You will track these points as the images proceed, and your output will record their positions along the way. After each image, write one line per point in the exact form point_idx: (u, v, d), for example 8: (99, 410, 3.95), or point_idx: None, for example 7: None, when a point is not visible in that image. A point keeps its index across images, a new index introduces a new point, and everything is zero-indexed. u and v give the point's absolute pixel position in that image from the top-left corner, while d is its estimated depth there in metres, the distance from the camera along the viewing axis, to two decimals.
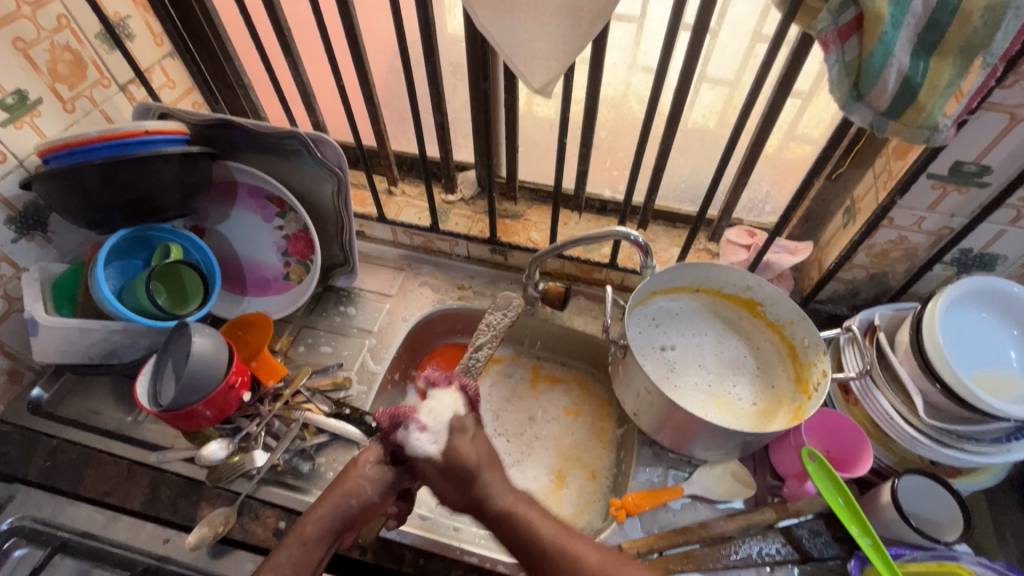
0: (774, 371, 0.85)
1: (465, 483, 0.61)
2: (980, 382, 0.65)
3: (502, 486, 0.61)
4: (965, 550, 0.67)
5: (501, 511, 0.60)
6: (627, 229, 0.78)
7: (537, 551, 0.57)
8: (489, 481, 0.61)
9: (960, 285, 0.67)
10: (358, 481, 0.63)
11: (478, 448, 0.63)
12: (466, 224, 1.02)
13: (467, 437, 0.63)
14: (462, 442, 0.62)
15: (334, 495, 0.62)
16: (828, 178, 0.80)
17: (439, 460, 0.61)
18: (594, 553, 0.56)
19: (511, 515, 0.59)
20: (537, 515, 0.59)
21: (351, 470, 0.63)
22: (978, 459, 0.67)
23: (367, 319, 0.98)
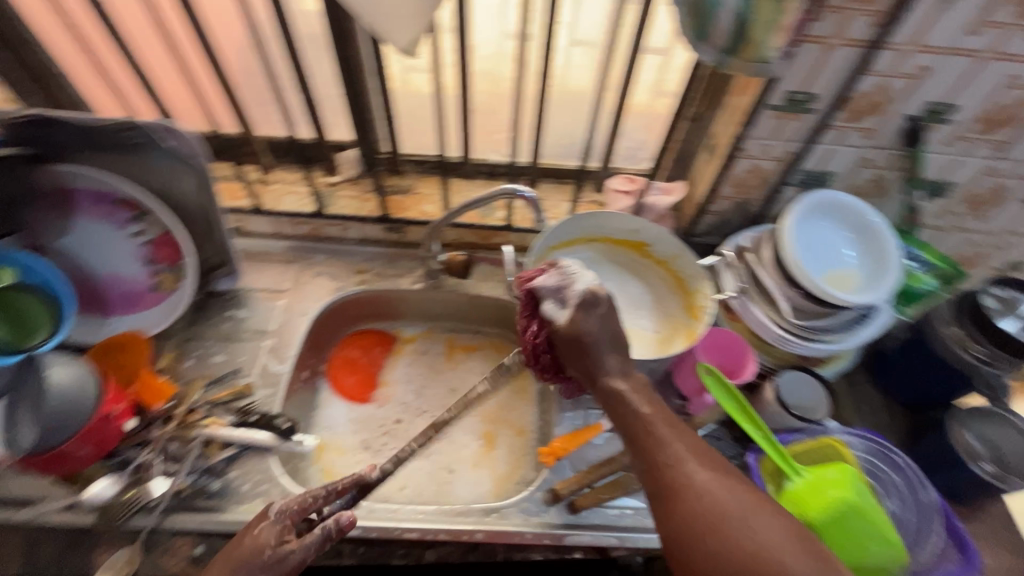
0: (667, 303, 0.93)
1: (615, 344, 0.64)
2: (828, 280, 0.75)
3: (612, 375, 0.63)
4: (834, 426, 0.78)
5: (639, 415, 0.59)
6: (516, 186, 0.80)
7: (710, 519, 0.52)
8: (598, 367, 0.63)
9: (804, 199, 0.76)
10: (245, 557, 0.58)
11: (608, 326, 0.64)
12: (355, 205, 0.97)
13: (597, 313, 0.63)
14: (584, 318, 0.63)
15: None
16: (690, 120, 0.87)
17: (563, 329, 0.63)
18: (719, 483, 0.53)
19: (632, 412, 0.60)
20: (675, 431, 0.58)
21: (235, 549, 0.59)
22: (835, 346, 0.79)
23: (261, 319, 0.91)
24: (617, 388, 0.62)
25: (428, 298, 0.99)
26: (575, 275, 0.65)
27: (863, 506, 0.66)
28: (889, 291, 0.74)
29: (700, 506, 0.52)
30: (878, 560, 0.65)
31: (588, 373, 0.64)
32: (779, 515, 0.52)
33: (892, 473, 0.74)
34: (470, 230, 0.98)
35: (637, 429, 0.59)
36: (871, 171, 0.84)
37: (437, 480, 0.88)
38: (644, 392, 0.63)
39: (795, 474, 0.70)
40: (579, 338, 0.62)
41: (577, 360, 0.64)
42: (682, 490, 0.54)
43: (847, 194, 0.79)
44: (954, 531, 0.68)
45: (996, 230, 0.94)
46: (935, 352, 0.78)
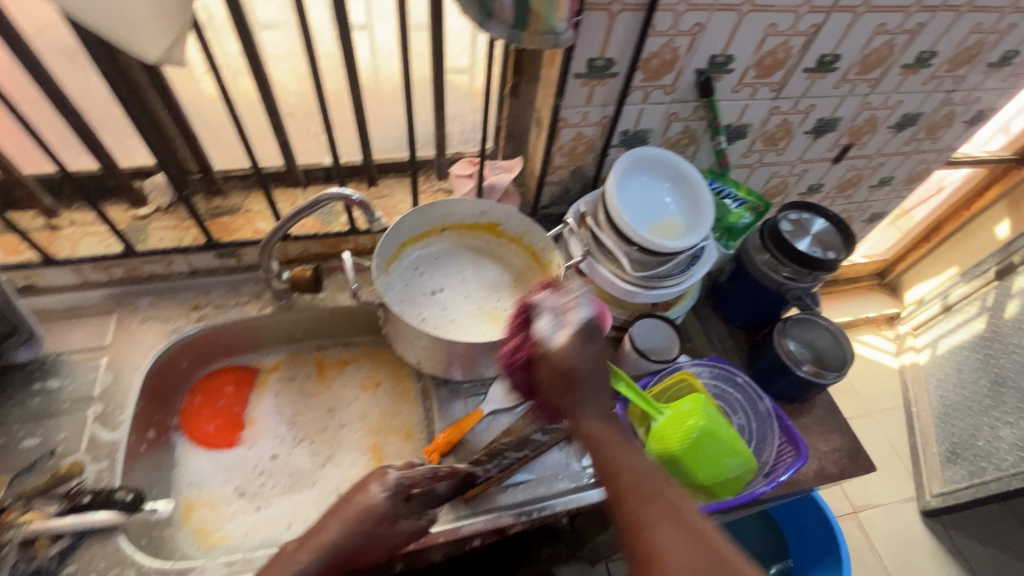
0: (527, 279, 0.94)
1: (576, 390, 0.59)
2: (655, 231, 0.81)
3: (591, 417, 0.61)
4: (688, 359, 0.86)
5: (590, 439, 0.60)
6: (341, 190, 0.76)
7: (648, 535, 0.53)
8: (583, 402, 0.60)
9: (620, 160, 0.81)
10: (366, 511, 0.62)
11: (599, 362, 0.60)
12: (174, 235, 0.87)
13: (593, 345, 0.59)
14: (580, 349, 0.58)
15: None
16: (511, 97, 0.89)
17: (558, 355, 0.58)
18: (672, 531, 0.52)
19: (604, 447, 0.59)
20: (634, 462, 0.58)
21: (376, 483, 0.64)
22: (676, 288, 0.85)
23: (80, 385, 0.79)
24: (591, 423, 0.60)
25: (282, 320, 0.92)
26: (563, 301, 0.60)
27: (716, 427, 0.73)
28: (708, 227, 0.80)
29: (651, 546, 0.52)
30: (736, 471, 0.72)
31: (556, 401, 0.61)
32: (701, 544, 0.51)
33: (735, 391, 0.83)
34: (315, 241, 0.92)
35: (600, 455, 0.59)
36: (680, 123, 0.91)
37: (326, 507, 0.83)
38: (617, 431, 0.61)
39: (658, 414, 0.75)
40: (567, 369, 0.58)
41: (542, 378, 0.60)
42: (638, 522, 0.54)
43: (658, 149, 0.85)
44: (786, 427, 0.79)
45: (791, 160, 1.07)
46: (754, 276, 0.87)
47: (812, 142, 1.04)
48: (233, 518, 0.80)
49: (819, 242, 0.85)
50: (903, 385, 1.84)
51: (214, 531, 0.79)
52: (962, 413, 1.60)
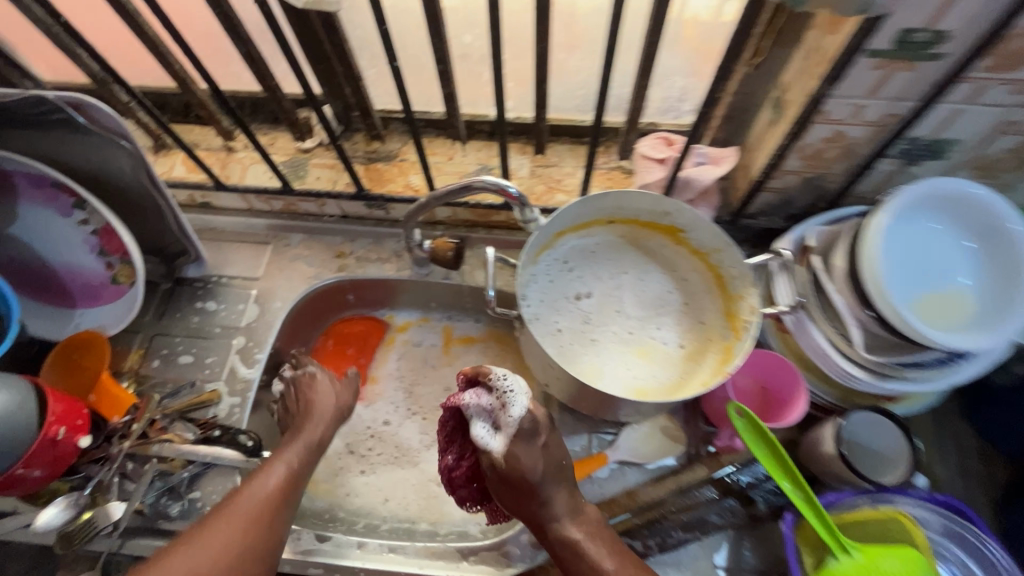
0: (701, 306, 0.74)
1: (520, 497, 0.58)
2: (924, 309, 0.55)
3: (561, 521, 0.58)
4: (922, 486, 0.61)
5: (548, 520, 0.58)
6: (500, 180, 0.64)
7: None
8: (546, 505, 0.58)
9: (905, 192, 0.54)
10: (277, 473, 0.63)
11: (547, 456, 0.58)
12: (329, 176, 0.83)
13: (535, 442, 0.57)
14: (524, 449, 0.57)
15: (295, 457, 0.65)
16: (749, 66, 0.64)
17: (501, 464, 0.56)
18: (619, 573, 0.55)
19: (554, 530, 0.58)
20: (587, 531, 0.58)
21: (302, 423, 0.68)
22: (921, 387, 0.59)
23: (231, 313, 0.82)
24: (551, 498, 0.58)
25: (416, 286, 0.85)
26: (501, 409, 0.57)
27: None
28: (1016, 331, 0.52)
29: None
30: None
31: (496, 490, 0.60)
32: None
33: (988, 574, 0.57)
34: (466, 209, 0.82)
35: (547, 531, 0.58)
36: (1016, 139, 0.58)
37: (423, 493, 0.80)
38: (577, 511, 0.59)
39: (841, 554, 0.56)
40: (517, 476, 0.56)
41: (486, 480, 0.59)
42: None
43: (975, 185, 0.55)
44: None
45: None
46: None
47: None
48: (338, 475, 0.81)
49: None
50: None
51: (320, 482, 0.80)
52: None
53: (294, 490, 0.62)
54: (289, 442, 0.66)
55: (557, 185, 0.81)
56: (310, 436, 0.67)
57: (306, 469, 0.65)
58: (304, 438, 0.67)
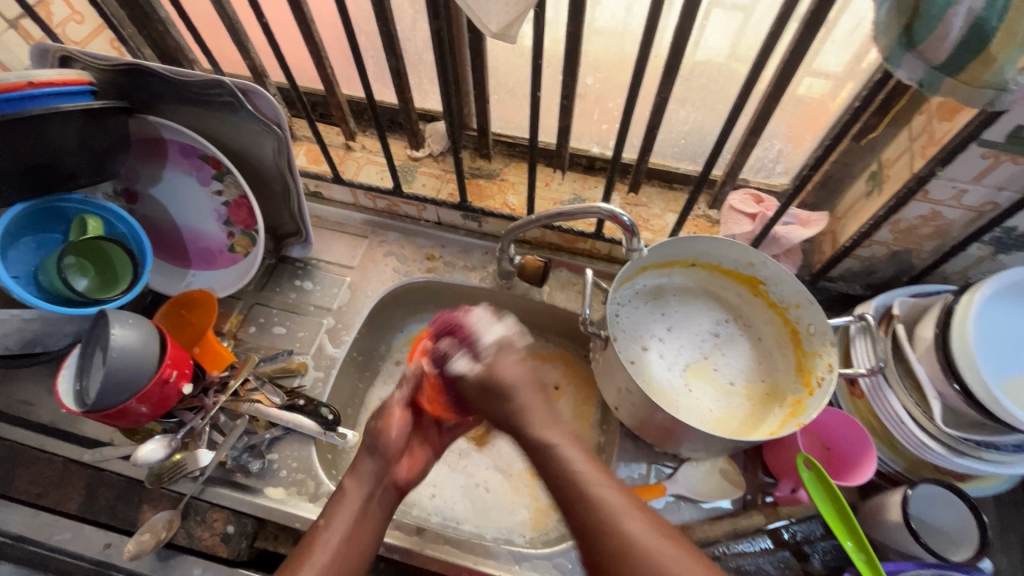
0: (773, 358, 0.77)
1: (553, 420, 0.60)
2: (1010, 390, 0.56)
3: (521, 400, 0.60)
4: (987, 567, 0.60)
5: (585, 485, 0.54)
6: (613, 207, 0.67)
7: (605, 521, 0.52)
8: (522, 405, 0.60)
9: (1002, 275, 0.57)
10: (355, 502, 0.62)
11: (528, 379, 0.62)
12: (434, 185, 0.90)
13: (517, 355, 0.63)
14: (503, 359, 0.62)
15: (353, 509, 0.61)
16: (854, 140, 0.68)
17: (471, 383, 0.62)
18: (678, 559, 0.49)
19: (566, 467, 0.56)
20: (632, 511, 0.53)
21: (373, 439, 0.66)
22: (996, 470, 0.60)
23: (326, 295, 0.88)
24: (543, 429, 0.59)
25: (496, 297, 0.91)
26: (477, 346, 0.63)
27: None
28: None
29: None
30: None
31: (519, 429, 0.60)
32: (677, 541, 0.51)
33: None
34: (555, 233, 0.87)
35: (576, 495, 0.54)
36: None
37: (470, 496, 0.82)
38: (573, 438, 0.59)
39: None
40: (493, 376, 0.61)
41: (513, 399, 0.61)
42: (628, 546, 0.50)
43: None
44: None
45: None
46: None
47: None
48: None
49: None
50: None
51: None
52: None
53: (365, 539, 0.61)
54: (346, 492, 0.63)
55: (644, 224, 0.86)
56: (360, 496, 0.63)
57: (376, 516, 0.63)
58: (359, 496, 0.62)
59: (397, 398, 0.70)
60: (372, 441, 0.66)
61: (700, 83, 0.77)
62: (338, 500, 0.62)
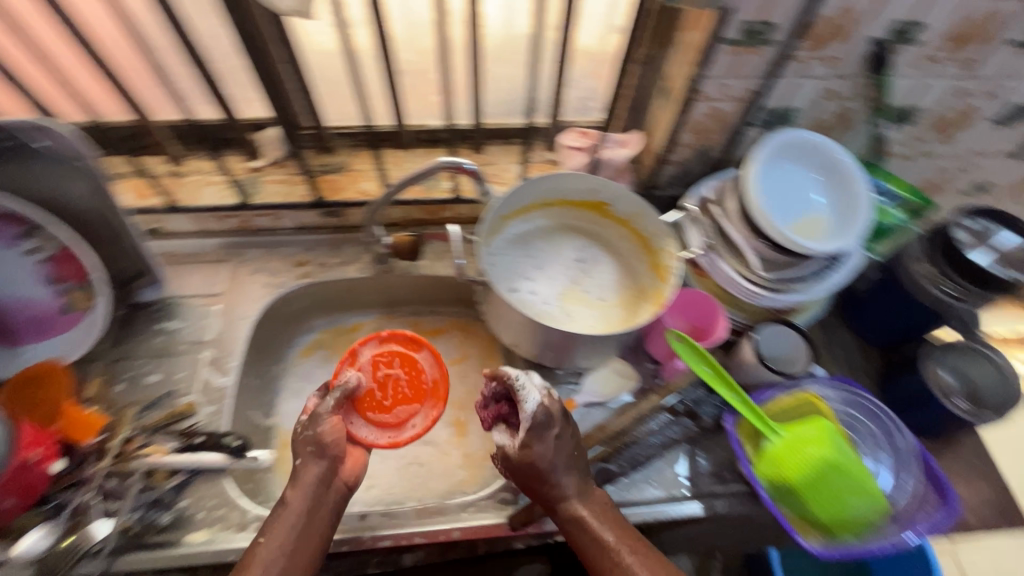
0: (631, 264, 0.89)
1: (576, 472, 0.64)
2: (800, 229, 0.70)
3: (541, 459, 0.61)
4: (820, 373, 0.76)
5: (565, 501, 0.62)
6: (454, 158, 0.72)
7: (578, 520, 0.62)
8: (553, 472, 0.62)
9: (765, 144, 0.69)
10: (298, 504, 0.61)
11: (557, 443, 0.63)
12: (284, 191, 0.89)
13: (546, 436, 0.62)
14: (537, 443, 0.61)
15: (296, 516, 0.60)
16: (640, 63, 0.80)
17: (515, 456, 0.61)
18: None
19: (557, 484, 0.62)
20: (595, 509, 0.62)
21: (308, 445, 0.64)
22: (807, 292, 0.76)
23: (196, 328, 0.83)
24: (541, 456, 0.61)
25: (378, 284, 0.92)
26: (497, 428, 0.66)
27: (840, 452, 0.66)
28: (859, 237, 0.69)
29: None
30: (861, 511, 0.64)
31: (540, 479, 0.61)
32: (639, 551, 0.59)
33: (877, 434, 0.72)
34: (417, 207, 0.91)
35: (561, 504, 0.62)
36: (846, 102, 0.78)
37: (406, 474, 0.84)
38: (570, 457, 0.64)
39: (772, 432, 0.69)
40: (530, 454, 0.61)
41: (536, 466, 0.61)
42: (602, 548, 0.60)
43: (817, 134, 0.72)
44: (922, 488, 0.67)
45: (962, 153, 0.91)
46: (908, 288, 0.74)
47: (993, 133, 0.87)
48: None
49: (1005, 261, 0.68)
50: None
51: None
52: None
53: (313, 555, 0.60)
54: (287, 504, 0.61)
55: (496, 179, 0.92)
56: (311, 503, 0.61)
57: (323, 520, 0.61)
58: (303, 504, 0.61)
59: (328, 404, 0.68)
60: (318, 452, 0.64)
61: (505, 40, 0.84)
62: (278, 513, 0.61)
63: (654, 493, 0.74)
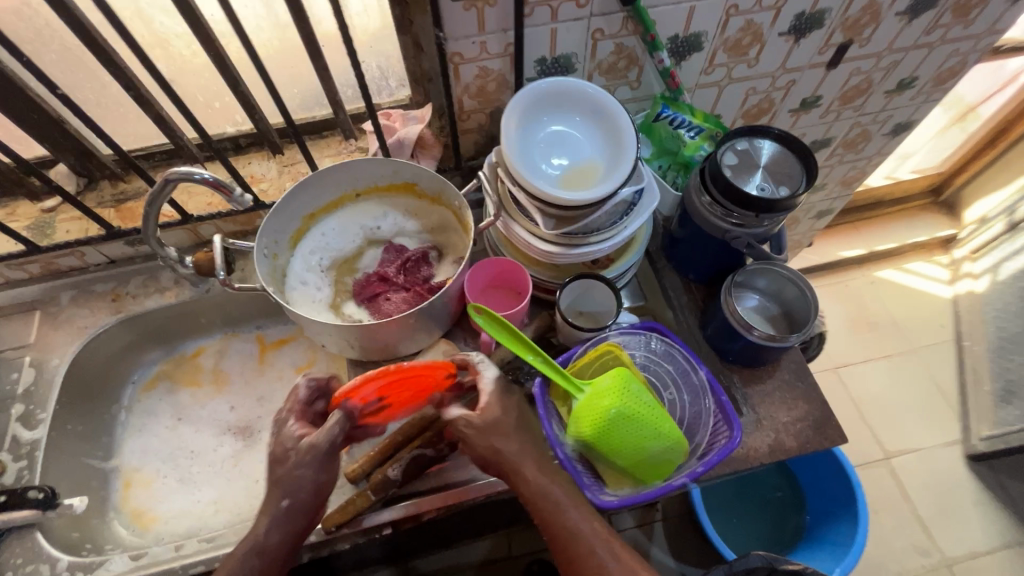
0: (452, 240, 0.86)
1: (543, 457, 0.65)
2: (569, 182, 0.68)
3: (529, 476, 0.62)
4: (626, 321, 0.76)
5: (567, 531, 0.61)
6: (184, 168, 0.63)
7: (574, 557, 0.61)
8: (522, 465, 0.63)
9: (509, 107, 0.66)
10: (263, 540, 0.61)
11: (506, 411, 0.65)
12: (79, 227, 0.85)
13: (513, 396, 0.67)
14: (502, 403, 0.65)
15: (259, 556, 0.61)
16: (403, 34, 0.76)
17: (478, 420, 0.63)
18: (605, 541, 0.61)
19: (552, 508, 0.61)
20: (618, 562, 0.61)
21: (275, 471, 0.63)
22: (608, 243, 0.74)
23: (6, 383, 0.80)
24: (541, 484, 0.62)
25: (205, 304, 0.90)
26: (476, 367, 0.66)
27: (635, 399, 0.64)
28: (631, 165, 0.66)
29: (596, 565, 0.60)
30: (660, 455, 0.64)
31: (511, 476, 0.63)
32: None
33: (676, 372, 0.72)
34: (225, 220, 0.87)
35: (555, 532, 0.61)
36: (617, 39, 0.75)
37: (253, 493, 0.82)
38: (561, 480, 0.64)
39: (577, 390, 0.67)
40: (493, 444, 0.63)
41: (507, 453, 0.63)
42: None
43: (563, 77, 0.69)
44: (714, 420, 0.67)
45: (770, 71, 0.89)
46: (698, 222, 0.72)
47: (792, 46, 0.85)
48: (161, 501, 0.82)
49: (772, 174, 0.66)
50: (957, 316, 1.87)
51: (145, 513, 0.81)
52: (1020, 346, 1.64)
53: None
54: (261, 536, 0.62)
55: None
56: (279, 541, 0.62)
57: (283, 555, 0.63)
58: (263, 546, 0.61)
59: (321, 438, 0.64)
60: (297, 495, 0.62)
61: (271, 31, 0.80)
62: (252, 543, 0.61)
63: (479, 470, 0.73)
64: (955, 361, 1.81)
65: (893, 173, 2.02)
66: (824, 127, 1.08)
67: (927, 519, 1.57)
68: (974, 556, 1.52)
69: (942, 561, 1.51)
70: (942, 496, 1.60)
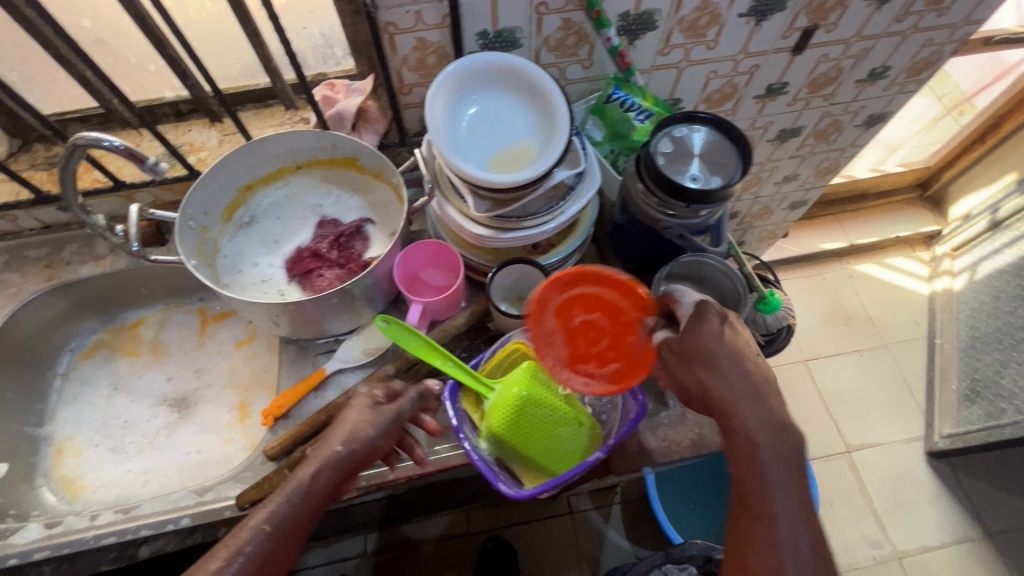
0: (391, 216, 0.83)
1: (765, 399, 0.60)
2: (496, 163, 0.66)
3: (739, 407, 0.59)
4: None
5: (745, 459, 0.57)
6: (91, 133, 0.61)
7: (748, 485, 0.56)
8: (732, 389, 0.60)
9: (435, 81, 0.64)
10: (314, 486, 0.58)
11: (737, 338, 0.63)
12: (11, 190, 0.83)
13: (725, 328, 0.63)
14: (714, 332, 0.62)
15: (299, 505, 0.57)
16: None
17: (688, 340, 0.62)
18: (797, 511, 0.54)
19: (736, 431, 0.58)
20: (786, 503, 0.55)
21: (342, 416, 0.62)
22: (543, 229, 0.70)
23: None
24: (727, 400, 0.60)
25: (143, 275, 0.89)
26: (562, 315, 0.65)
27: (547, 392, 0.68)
28: (562, 146, 0.64)
29: (773, 531, 0.53)
30: (573, 442, 0.67)
31: (725, 407, 0.60)
32: (817, 543, 0.53)
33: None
34: (159, 188, 0.84)
35: (736, 454, 0.58)
36: (569, 13, 0.72)
37: (183, 466, 0.82)
38: (752, 412, 0.59)
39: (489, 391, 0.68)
40: (715, 355, 0.61)
41: (717, 389, 0.60)
42: (763, 523, 0.54)
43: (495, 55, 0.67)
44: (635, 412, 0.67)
45: (732, 55, 0.86)
46: (637, 212, 0.70)
47: (753, 29, 0.81)
48: (91, 470, 0.82)
49: (708, 163, 0.64)
50: (932, 313, 1.86)
51: (73, 481, 0.81)
52: (990, 346, 1.63)
53: (292, 550, 0.57)
54: (309, 482, 0.58)
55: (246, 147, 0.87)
56: (318, 500, 0.58)
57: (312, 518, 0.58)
58: (300, 495, 0.58)
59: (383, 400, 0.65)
60: (357, 445, 0.60)
61: None
62: (296, 492, 0.57)
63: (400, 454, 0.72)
64: (925, 358, 1.81)
65: (880, 166, 1.98)
66: (793, 116, 1.05)
67: (882, 512, 1.59)
68: (924, 550, 1.54)
69: (893, 553, 1.53)
70: (899, 491, 1.62)
